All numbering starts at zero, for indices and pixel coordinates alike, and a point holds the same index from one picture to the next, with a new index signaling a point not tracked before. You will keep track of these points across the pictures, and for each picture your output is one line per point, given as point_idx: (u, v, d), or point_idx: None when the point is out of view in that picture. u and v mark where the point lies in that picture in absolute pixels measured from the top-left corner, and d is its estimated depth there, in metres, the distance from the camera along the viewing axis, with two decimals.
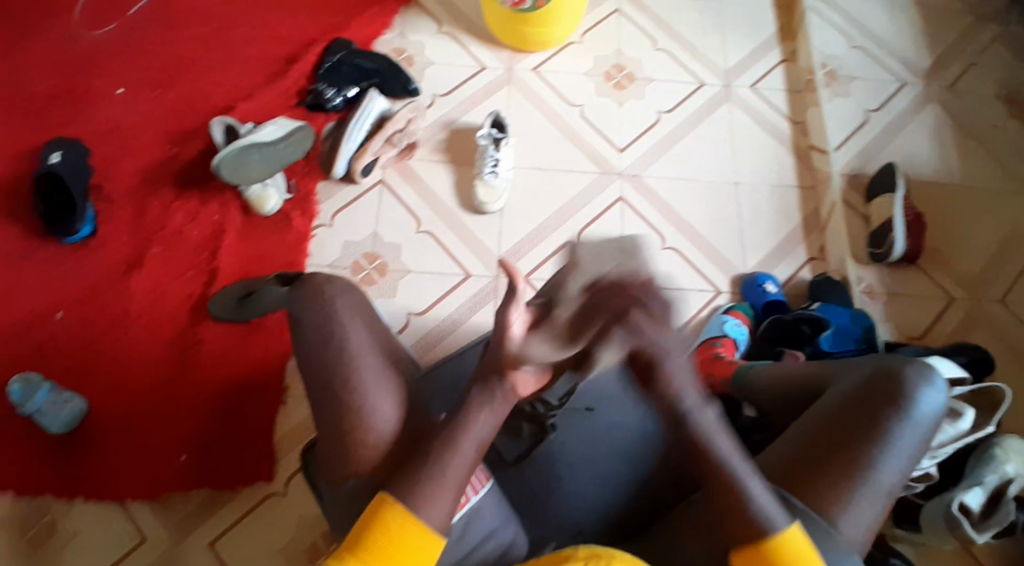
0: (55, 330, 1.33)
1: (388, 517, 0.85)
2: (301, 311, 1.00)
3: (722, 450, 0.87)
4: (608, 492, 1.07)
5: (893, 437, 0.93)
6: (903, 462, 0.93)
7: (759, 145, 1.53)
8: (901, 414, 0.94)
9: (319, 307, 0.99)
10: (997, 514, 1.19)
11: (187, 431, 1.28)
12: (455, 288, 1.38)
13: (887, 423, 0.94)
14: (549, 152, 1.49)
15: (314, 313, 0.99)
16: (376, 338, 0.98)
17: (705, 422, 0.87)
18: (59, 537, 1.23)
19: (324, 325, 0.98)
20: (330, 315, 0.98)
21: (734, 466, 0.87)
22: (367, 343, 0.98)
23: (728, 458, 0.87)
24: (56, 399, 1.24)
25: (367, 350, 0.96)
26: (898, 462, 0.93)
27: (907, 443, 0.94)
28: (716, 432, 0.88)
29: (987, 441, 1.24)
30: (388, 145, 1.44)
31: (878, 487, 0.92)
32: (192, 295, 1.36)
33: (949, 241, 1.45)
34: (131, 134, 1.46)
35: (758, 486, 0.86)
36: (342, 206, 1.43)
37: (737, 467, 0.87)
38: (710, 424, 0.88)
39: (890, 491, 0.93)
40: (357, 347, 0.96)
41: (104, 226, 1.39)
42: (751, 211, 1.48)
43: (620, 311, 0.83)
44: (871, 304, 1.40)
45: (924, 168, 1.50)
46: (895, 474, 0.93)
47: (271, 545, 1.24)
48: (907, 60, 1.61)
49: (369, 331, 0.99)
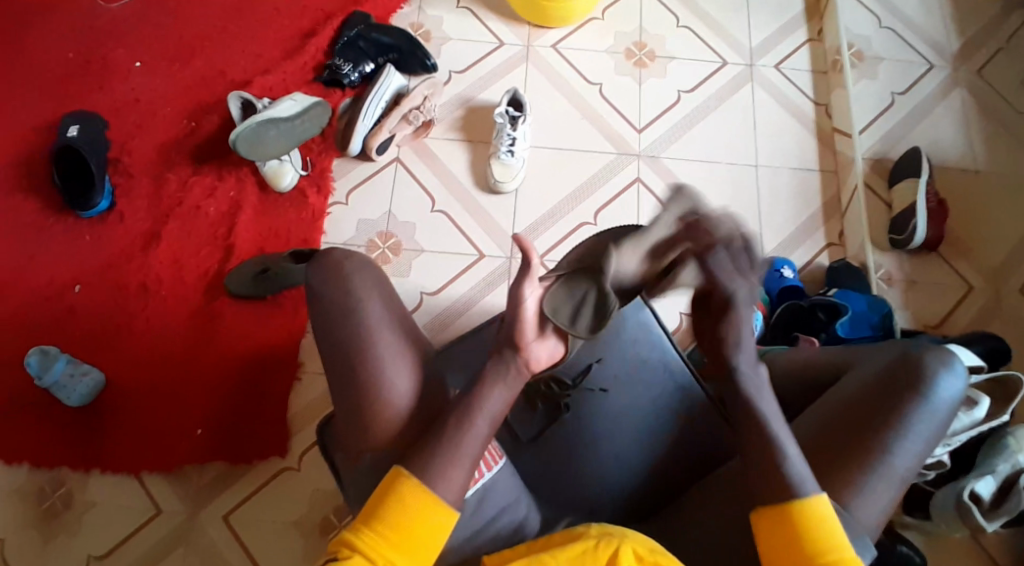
0: (74, 304, 1.34)
1: (404, 492, 0.86)
2: (319, 287, 0.99)
3: (764, 412, 0.89)
4: (622, 475, 1.07)
5: (910, 422, 0.93)
6: (919, 447, 0.93)
7: (781, 126, 1.51)
8: (918, 401, 0.93)
9: (339, 286, 0.98)
10: (1008, 503, 1.18)
11: (201, 407, 1.30)
12: (469, 268, 1.38)
13: (905, 408, 0.93)
14: (566, 131, 1.48)
15: (335, 291, 0.98)
16: (393, 315, 0.98)
17: (757, 380, 0.91)
18: (77, 506, 1.26)
19: (342, 304, 0.97)
20: (347, 293, 0.97)
21: (774, 427, 0.87)
22: (383, 323, 0.97)
23: (770, 418, 0.88)
24: (73, 372, 1.26)
25: (381, 333, 0.95)
26: (915, 447, 0.93)
27: (924, 429, 0.93)
28: (760, 392, 0.90)
29: (1000, 431, 1.23)
30: (404, 123, 1.42)
31: (893, 473, 0.92)
32: (209, 271, 1.37)
33: (973, 227, 1.42)
34: (149, 108, 1.46)
35: (796, 452, 0.85)
36: (357, 183, 1.43)
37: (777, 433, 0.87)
38: (759, 380, 0.91)
39: (905, 476, 0.93)
40: (373, 329, 0.95)
41: (122, 200, 1.40)
42: (770, 194, 1.46)
43: (705, 242, 0.96)
44: (889, 291, 1.39)
45: (950, 153, 1.47)
46: (910, 460, 0.93)
47: (286, 516, 1.27)
48: (937, 42, 1.57)
49: (385, 307, 0.98)
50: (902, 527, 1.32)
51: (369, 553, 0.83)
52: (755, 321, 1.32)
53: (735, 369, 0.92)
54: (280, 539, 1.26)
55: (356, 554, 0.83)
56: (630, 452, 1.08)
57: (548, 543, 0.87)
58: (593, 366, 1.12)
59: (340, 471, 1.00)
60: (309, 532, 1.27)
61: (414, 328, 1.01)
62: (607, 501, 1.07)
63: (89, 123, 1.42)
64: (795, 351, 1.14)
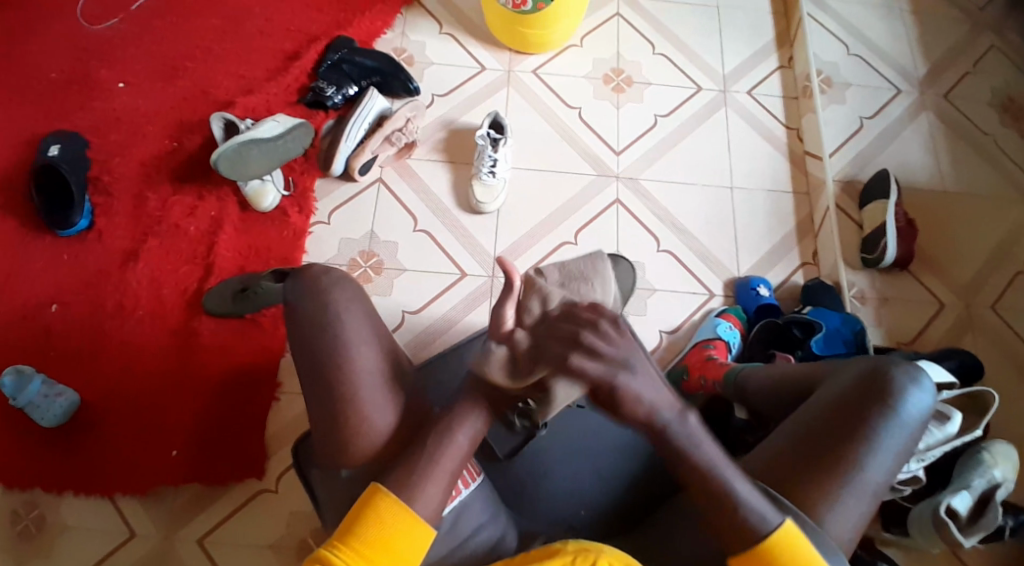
0: (51, 321, 1.33)
1: (384, 512, 0.85)
2: (297, 299, 0.98)
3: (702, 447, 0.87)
4: (603, 485, 1.09)
5: (880, 436, 0.95)
6: (889, 461, 0.95)
7: (755, 150, 1.55)
8: (888, 416, 0.96)
9: (316, 301, 0.97)
10: (984, 518, 1.20)
11: (178, 426, 1.29)
12: (450, 287, 1.39)
13: (875, 421, 0.95)
14: (546, 153, 1.50)
15: (311, 304, 0.97)
16: (373, 330, 0.98)
17: (688, 431, 0.87)
18: (51, 528, 1.24)
19: (319, 318, 0.96)
20: (326, 307, 0.97)
21: (722, 472, 0.87)
22: (364, 338, 0.96)
23: (715, 465, 0.87)
24: (48, 392, 1.25)
25: (362, 345, 0.95)
26: (884, 461, 0.95)
27: (893, 443, 0.95)
28: (699, 439, 0.87)
29: (974, 447, 1.26)
30: (387, 144, 1.45)
31: (865, 486, 0.94)
32: (188, 290, 1.36)
33: (942, 246, 1.46)
34: (130, 128, 1.46)
35: (746, 489, 0.86)
36: (340, 203, 1.44)
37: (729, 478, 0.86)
38: (692, 432, 0.87)
39: (877, 490, 0.95)
40: (352, 342, 0.95)
41: (101, 219, 1.40)
42: (745, 215, 1.49)
43: (585, 323, 0.86)
44: (862, 309, 1.42)
45: (918, 174, 1.52)
46: (883, 473, 0.95)
47: (262, 540, 1.25)
48: (904, 68, 1.62)
49: (365, 323, 0.98)
50: (882, 543, 1.33)
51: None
52: (733, 338, 1.35)
53: (664, 428, 0.86)
54: (257, 563, 1.24)
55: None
56: (610, 463, 1.10)
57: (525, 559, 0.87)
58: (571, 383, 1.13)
59: (318, 484, 0.99)
60: (286, 555, 1.25)
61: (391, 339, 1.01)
62: (587, 515, 1.07)
63: (69, 142, 1.42)
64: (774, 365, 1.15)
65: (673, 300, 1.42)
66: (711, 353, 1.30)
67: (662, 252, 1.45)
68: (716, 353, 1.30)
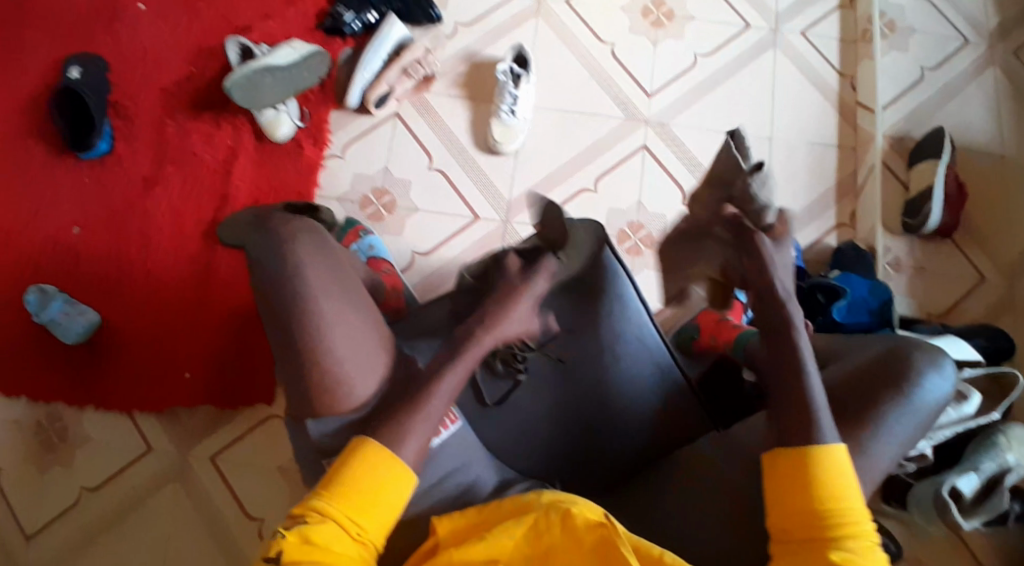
0: (76, 244, 1.36)
1: (372, 457, 0.85)
2: (262, 248, 0.96)
3: (795, 320, 0.90)
4: (601, 446, 1.07)
5: (890, 419, 0.91)
6: (896, 447, 0.91)
7: (803, 98, 1.43)
8: (901, 399, 0.91)
9: (277, 245, 0.95)
10: (989, 502, 1.15)
11: (192, 350, 1.34)
12: (462, 230, 1.36)
13: (885, 406, 0.91)
14: (573, 93, 1.42)
15: (270, 248, 0.95)
16: (331, 272, 0.96)
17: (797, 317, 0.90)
18: (71, 440, 1.31)
19: (282, 263, 0.94)
20: (285, 252, 0.95)
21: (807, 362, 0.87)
22: (324, 289, 0.94)
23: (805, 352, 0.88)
24: (71, 310, 1.30)
25: (324, 297, 0.94)
26: (891, 447, 0.91)
27: (903, 428, 0.91)
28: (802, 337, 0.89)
29: (991, 429, 1.21)
30: (404, 76, 1.39)
31: (866, 470, 0.90)
32: (205, 220, 1.38)
33: (991, 217, 1.36)
34: (150, 51, 1.44)
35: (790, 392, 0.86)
36: (354, 137, 1.41)
37: (797, 376, 0.87)
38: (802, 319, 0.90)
39: (878, 475, 0.91)
40: (315, 294, 0.93)
41: (122, 143, 1.40)
42: (783, 167, 1.40)
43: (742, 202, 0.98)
44: (896, 277, 1.34)
45: (976, 136, 1.39)
46: (887, 458, 0.91)
47: (272, 462, 1.31)
48: (973, 17, 1.46)
49: (326, 267, 0.96)
50: (881, 515, 1.27)
51: (342, 521, 0.82)
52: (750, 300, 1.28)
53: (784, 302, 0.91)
54: (265, 483, 1.30)
55: (328, 521, 0.81)
56: (611, 428, 1.08)
57: (498, 510, 0.88)
58: (560, 334, 1.11)
59: (297, 437, 1.01)
60: (293, 479, 1.30)
61: (356, 286, 0.99)
62: (578, 470, 1.07)
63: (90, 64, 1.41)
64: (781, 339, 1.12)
65: None
66: (725, 314, 1.29)
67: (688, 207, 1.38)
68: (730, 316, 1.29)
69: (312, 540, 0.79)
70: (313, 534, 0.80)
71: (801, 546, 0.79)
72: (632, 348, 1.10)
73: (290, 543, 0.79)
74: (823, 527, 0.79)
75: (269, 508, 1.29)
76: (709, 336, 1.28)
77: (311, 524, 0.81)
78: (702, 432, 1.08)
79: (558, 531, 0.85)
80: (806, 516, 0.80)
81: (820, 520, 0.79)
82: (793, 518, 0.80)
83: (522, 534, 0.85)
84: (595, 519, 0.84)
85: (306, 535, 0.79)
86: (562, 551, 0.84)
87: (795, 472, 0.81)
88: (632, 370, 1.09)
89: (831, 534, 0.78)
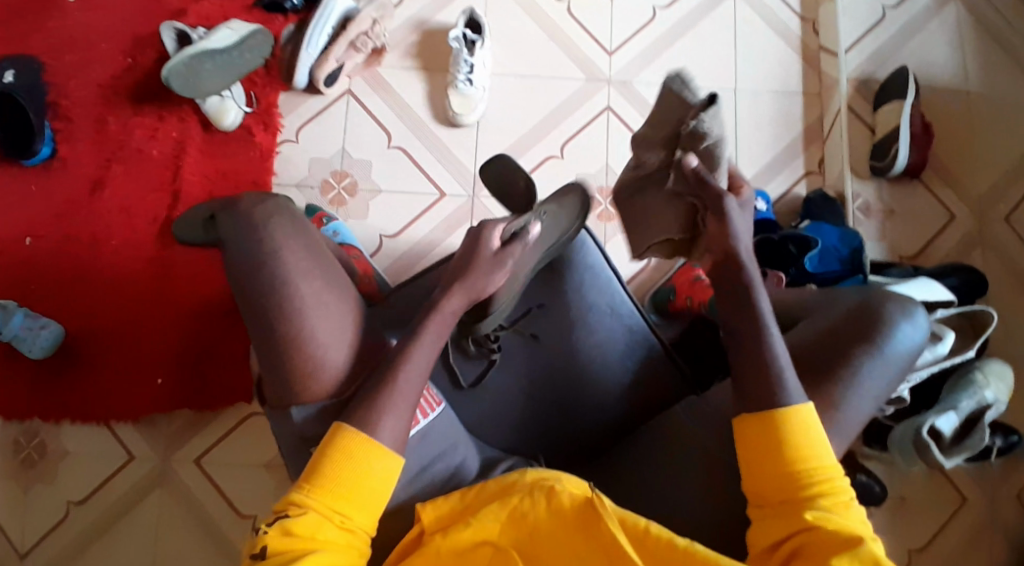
0: (26, 256, 1.30)
1: (349, 444, 0.82)
2: (237, 235, 0.91)
3: (751, 280, 0.88)
4: (577, 416, 1.06)
5: (863, 372, 0.90)
6: (869, 402, 0.90)
7: (764, 45, 1.41)
8: (872, 350, 0.90)
9: (252, 232, 0.90)
10: (970, 439, 1.16)
11: (161, 354, 1.28)
12: (429, 209, 1.33)
13: (856, 358, 0.90)
14: (532, 55, 1.39)
15: (246, 236, 0.90)
16: (314, 258, 0.91)
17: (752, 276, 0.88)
18: (50, 457, 1.26)
19: (258, 254, 0.89)
20: (262, 240, 0.90)
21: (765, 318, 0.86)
22: (306, 272, 0.90)
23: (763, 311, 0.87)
24: (32, 325, 1.23)
25: (303, 279, 0.89)
26: (865, 401, 0.90)
27: (876, 381, 0.90)
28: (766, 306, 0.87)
29: (966, 366, 1.21)
30: (353, 50, 1.34)
31: (842, 427, 0.89)
32: (158, 219, 1.32)
33: (959, 155, 1.36)
34: (85, 44, 1.37)
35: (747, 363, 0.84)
36: (309, 119, 1.36)
37: (755, 350, 0.85)
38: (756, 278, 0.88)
39: (854, 430, 0.90)
40: (294, 276, 0.89)
41: (65, 146, 1.34)
42: (748, 117, 1.38)
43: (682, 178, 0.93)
44: (865, 222, 1.34)
45: (942, 75, 1.39)
46: (861, 413, 0.90)
47: (254, 460, 1.27)
48: None
49: (307, 252, 0.91)
50: (862, 458, 1.28)
51: (323, 511, 0.80)
52: None
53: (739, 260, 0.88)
54: (251, 479, 1.26)
55: (310, 513, 0.79)
56: (586, 396, 1.06)
57: (483, 493, 0.87)
58: (534, 310, 1.10)
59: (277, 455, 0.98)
60: (280, 474, 1.27)
61: (335, 266, 0.95)
62: (561, 442, 1.06)
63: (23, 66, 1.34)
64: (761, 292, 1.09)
65: None
66: (698, 273, 1.28)
67: None
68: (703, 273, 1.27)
69: (294, 531, 0.78)
70: (294, 525, 0.78)
71: (778, 510, 0.79)
72: (607, 316, 1.09)
73: (272, 538, 0.77)
74: (795, 488, 0.79)
75: (260, 505, 1.25)
76: (683, 297, 1.26)
77: (291, 517, 0.79)
78: (679, 397, 1.08)
79: (543, 509, 0.84)
80: (778, 479, 0.80)
81: (792, 481, 0.79)
82: (765, 481, 0.81)
83: (506, 517, 0.84)
84: (580, 495, 0.84)
85: (286, 527, 0.78)
86: (547, 531, 0.83)
87: (763, 435, 0.82)
88: (610, 337, 1.08)
89: (805, 495, 0.78)
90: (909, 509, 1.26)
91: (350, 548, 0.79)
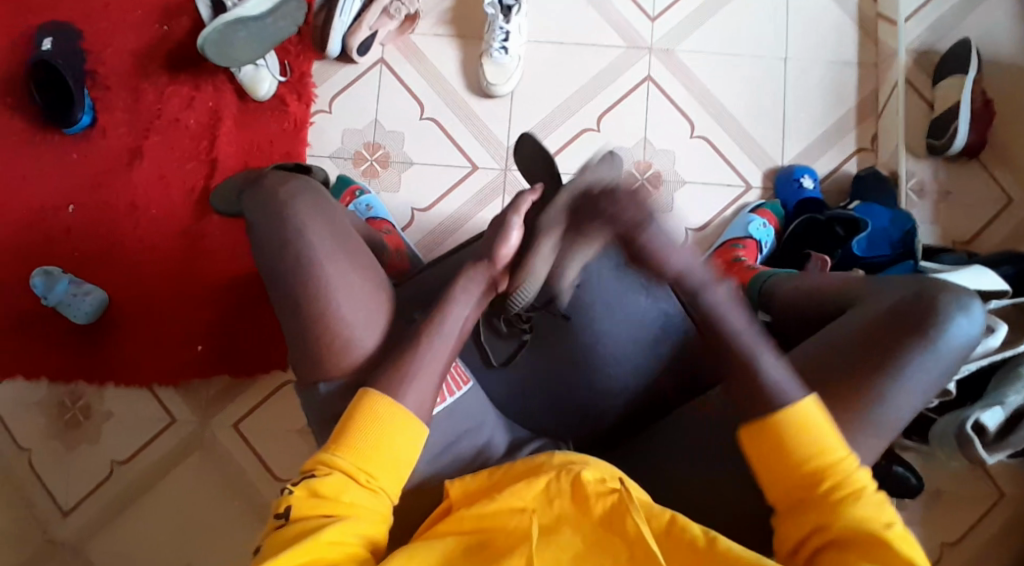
0: (67, 224, 1.32)
1: (376, 406, 0.79)
2: (257, 223, 0.89)
3: (730, 328, 0.80)
4: (598, 395, 0.99)
5: (908, 366, 0.80)
6: (914, 400, 0.81)
7: (816, 11, 1.34)
8: (921, 346, 0.81)
9: (273, 215, 0.88)
10: (1013, 436, 1.07)
11: (199, 322, 1.30)
12: (462, 181, 1.31)
13: (904, 354, 0.81)
14: (569, 21, 1.34)
15: (266, 219, 0.88)
16: (335, 239, 0.88)
17: (713, 299, 0.81)
18: (95, 419, 1.29)
19: (281, 237, 0.87)
20: (285, 223, 0.87)
21: (745, 340, 0.80)
22: (332, 254, 0.86)
23: (739, 332, 0.80)
24: (77, 290, 1.25)
25: (328, 263, 0.86)
26: (909, 401, 0.81)
27: (923, 379, 0.81)
28: (727, 309, 0.81)
29: (1016, 358, 1.11)
30: (386, 17, 1.32)
31: (883, 426, 0.80)
32: (195, 189, 1.32)
33: (1021, 133, 1.27)
34: (122, 12, 1.38)
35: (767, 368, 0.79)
36: (340, 90, 1.35)
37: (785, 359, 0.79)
38: (721, 300, 0.81)
39: (895, 429, 0.81)
40: (319, 257, 0.86)
41: (104, 114, 1.35)
42: (797, 89, 1.32)
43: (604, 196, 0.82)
44: (919, 204, 1.26)
45: (1007, 47, 1.30)
46: (903, 413, 0.81)
47: (289, 424, 1.28)
48: None
49: (334, 240, 0.88)
50: (901, 449, 1.23)
51: (351, 472, 0.77)
52: (765, 234, 1.22)
53: (697, 293, 0.81)
54: (283, 443, 1.28)
55: (336, 474, 0.76)
56: (608, 378, 0.99)
57: (507, 474, 0.81)
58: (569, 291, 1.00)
59: None
60: (309, 442, 1.27)
61: (361, 247, 0.92)
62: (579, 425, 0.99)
63: (62, 35, 1.35)
64: (801, 277, 1.02)
65: (707, 194, 1.29)
66: (739, 254, 1.18)
67: (696, 139, 1.31)
68: (745, 256, 1.18)
69: (320, 493, 0.75)
70: (320, 487, 0.75)
71: (793, 511, 0.74)
72: (637, 295, 1.02)
73: (297, 499, 0.75)
74: (811, 487, 0.74)
75: (293, 471, 1.26)
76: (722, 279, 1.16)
77: (318, 477, 0.76)
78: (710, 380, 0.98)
79: (568, 492, 0.77)
80: (793, 480, 0.74)
81: (808, 482, 0.74)
82: (781, 483, 0.75)
83: (534, 499, 0.77)
84: (609, 485, 0.77)
85: (313, 488, 0.75)
86: (573, 519, 0.76)
87: (767, 440, 0.76)
88: (638, 318, 1.01)
89: (820, 495, 0.73)
90: (944, 503, 1.23)
91: (377, 514, 0.76)
